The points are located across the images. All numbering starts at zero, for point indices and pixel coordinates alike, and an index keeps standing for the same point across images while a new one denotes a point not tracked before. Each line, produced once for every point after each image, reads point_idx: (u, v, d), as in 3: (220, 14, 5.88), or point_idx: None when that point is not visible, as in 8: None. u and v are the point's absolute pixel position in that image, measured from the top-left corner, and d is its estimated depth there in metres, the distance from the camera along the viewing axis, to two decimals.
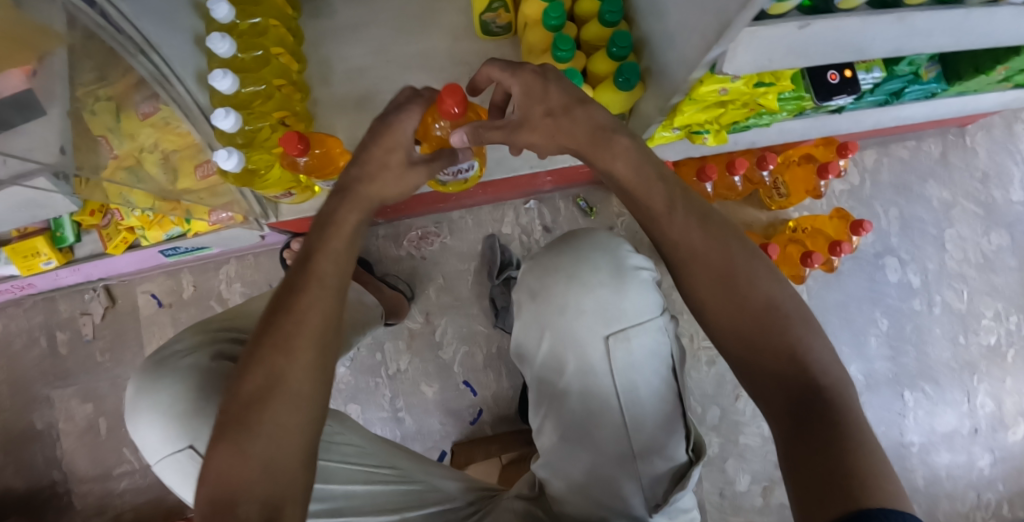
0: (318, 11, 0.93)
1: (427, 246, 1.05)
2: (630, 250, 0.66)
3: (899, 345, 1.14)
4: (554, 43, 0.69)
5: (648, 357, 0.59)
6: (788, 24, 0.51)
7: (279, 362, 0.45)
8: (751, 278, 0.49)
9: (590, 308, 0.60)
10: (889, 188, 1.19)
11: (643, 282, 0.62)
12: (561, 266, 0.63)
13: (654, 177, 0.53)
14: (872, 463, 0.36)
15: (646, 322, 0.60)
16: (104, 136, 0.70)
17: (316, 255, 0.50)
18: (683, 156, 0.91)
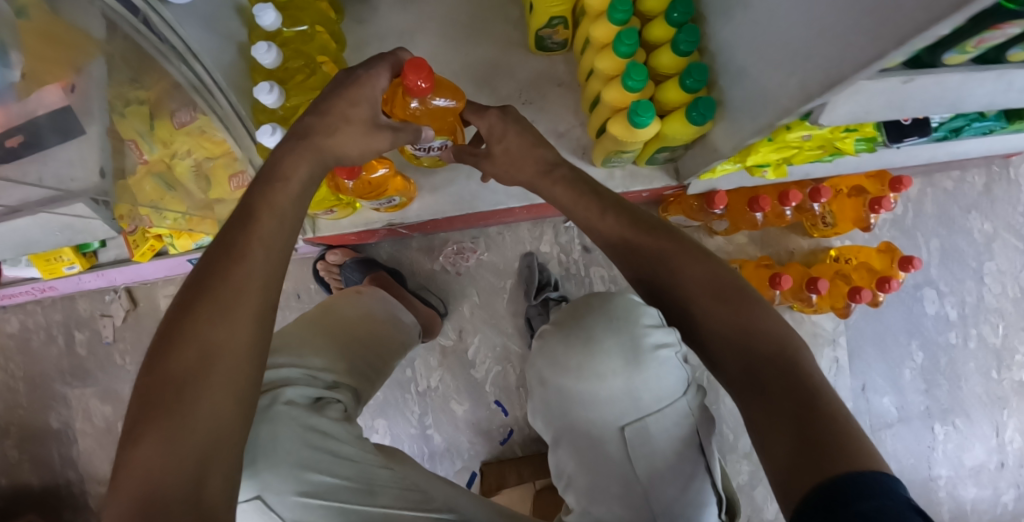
0: (361, 15, 0.89)
1: (463, 262, 1.02)
2: (648, 325, 0.61)
3: (932, 378, 1.13)
4: (626, 72, 0.65)
5: (668, 443, 0.58)
6: (891, 78, 0.49)
7: (219, 335, 0.42)
8: (681, 261, 0.55)
9: (602, 401, 0.59)
10: (931, 218, 1.16)
11: (660, 366, 0.59)
12: (571, 353, 0.62)
13: (588, 193, 0.61)
14: (843, 431, 0.39)
15: (664, 408, 0.58)
16: (132, 140, 0.65)
17: (257, 214, 0.48)
18: (736, 185, 0.88)
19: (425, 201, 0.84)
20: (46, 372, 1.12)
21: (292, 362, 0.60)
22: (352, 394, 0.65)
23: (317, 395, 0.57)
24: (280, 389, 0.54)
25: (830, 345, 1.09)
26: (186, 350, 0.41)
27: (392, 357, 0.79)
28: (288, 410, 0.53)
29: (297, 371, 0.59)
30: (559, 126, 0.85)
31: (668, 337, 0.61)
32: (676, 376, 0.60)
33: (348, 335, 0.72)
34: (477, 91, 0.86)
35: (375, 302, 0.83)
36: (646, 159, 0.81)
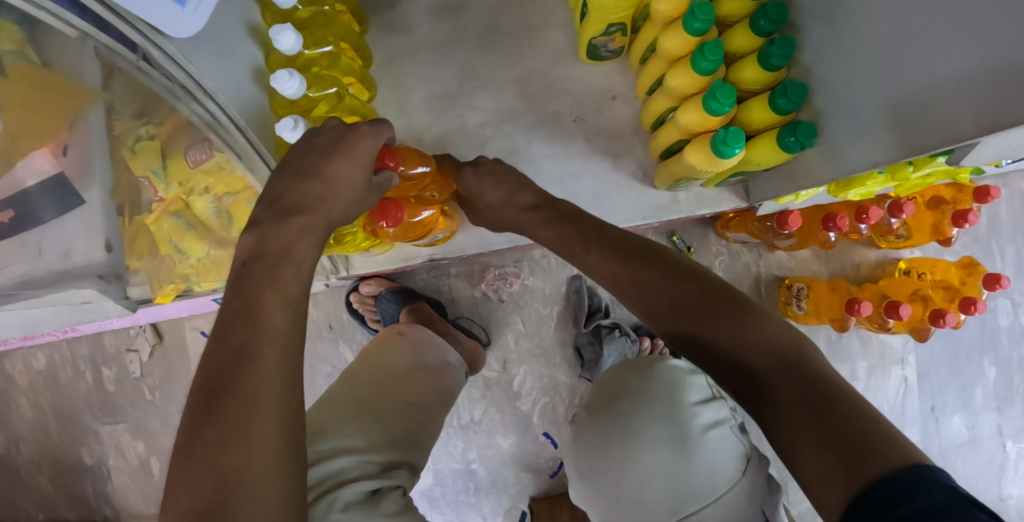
0: (390, 24, 0.80)
1: (506, 288, 0.95)
2: (695, 404, 0.56)
3: (1006, 395, 1.05)
4: (709, 92, 0.55)
5: None
6: None
7: (238, 464, 0.33)
8: (653, 284, 0.50)
9: (651, 495, 0.53)
10: (1009, 223, 1.05)
11: (711, 450, 0.53)
12: (609, 443, 0.57)
13: (561, 226, 0.58)
14: (884, 430, 0.34)
15: (725, 499, 0.51)
16: (145, 177, 0.57)
17: (263, 296, 0.40)
18: (811, 204, 0.79)
19: (468, 233, 0.77)
20: (73, 409, 1.08)
21: (339, 448, 0.54)
22: (407, 468, 0.57)
23: (374, 487, 0.50)
24: (335, 492, 0.47)
25: (898, 364, 1.01)
26: (195, 496, 0.33)
27: (442, 409, 0.71)
28: (346, 517, 0.45)
29: (348, 460, 0.52)
30: (618, 145, 0.75)
31: (718, 413, 0.57)
32: (732, 457, 0.53)
33: (393, 398, 0.65)
34: (522, 108, 0.77)
35: (419, 348, 0.76)
36: (715, 183, 0.72)
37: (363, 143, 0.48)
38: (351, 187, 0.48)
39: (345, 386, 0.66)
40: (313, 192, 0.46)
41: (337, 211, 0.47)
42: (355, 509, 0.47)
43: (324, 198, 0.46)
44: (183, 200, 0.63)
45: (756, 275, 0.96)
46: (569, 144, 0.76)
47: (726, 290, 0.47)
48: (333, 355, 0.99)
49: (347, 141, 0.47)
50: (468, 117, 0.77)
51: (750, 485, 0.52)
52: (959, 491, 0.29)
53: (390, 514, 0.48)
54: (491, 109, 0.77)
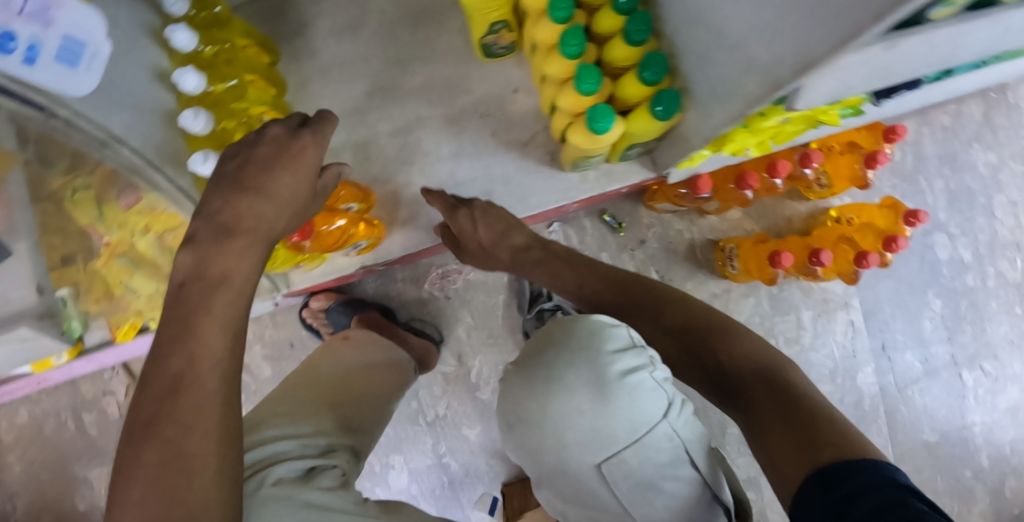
0: (298, 51, 0.84)
1: (451, 285, 0.99)
2: (612, 352, 0.64)
3: (955, 325, 1.08)
4: (577, 76, 0.59)
5: (649, 470, 0.60)
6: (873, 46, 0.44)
7: (186, 496, 0.35)
8: (660, 319, 0.65)
9: (572, 438, 0.63)
10: (933, 159, 1.08)
11: (627, 396, 0.61)
12: (536, 396, 0.65)
13: (559, 263, 0.74)
14: (835, 418, 0.42)
15: (640, 438, 0.61)
16: (89, 225, 0.65)
17: (197, 318, 0.39)
18: (720, 165, 0.81)
19: (395, 237, 0.81)
20: (60, 458, 1.11)
21: (283, 435, 0.57)
22: (347, 451, 0.62)
23: (310, 466, 0.54)
24: (268, 469, 0.51)
25: (843, 308, 1.04)
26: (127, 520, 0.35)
27: (387, 403, 0.76)
28: (277, 490, 0.49)
29: (284, 444, 0.55)
30: (522, 135, 0.79)
31: (637, 361, 0.64)
32: (650, 400, 0.62)
33: (338, 390, 0.70)
34: (430, 112, 0.81)
35: (368, 347, 0.81)
36: (618, 157, 0.75)
37: (308, 156, 0.46)
38: (286, 196, 0.45)
39: (288, 384, 0.69)
40: (253, 209, 0.43)
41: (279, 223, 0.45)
42: (288, 483, 0.51)
43: (263, 216, 0.43)
44: (127, 243, 0.70)
45: (690, 241, 0.99)
46: (479, 140, 0.80)
47: (716, 317, 0.61)
48: None
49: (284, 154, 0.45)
50: (380, 128, 0.82)
51: (667, 426, 0.62)
52: (897, 482, 0.34)
53: (327, 488, 0.52)
54: (401, 118, 0.81)
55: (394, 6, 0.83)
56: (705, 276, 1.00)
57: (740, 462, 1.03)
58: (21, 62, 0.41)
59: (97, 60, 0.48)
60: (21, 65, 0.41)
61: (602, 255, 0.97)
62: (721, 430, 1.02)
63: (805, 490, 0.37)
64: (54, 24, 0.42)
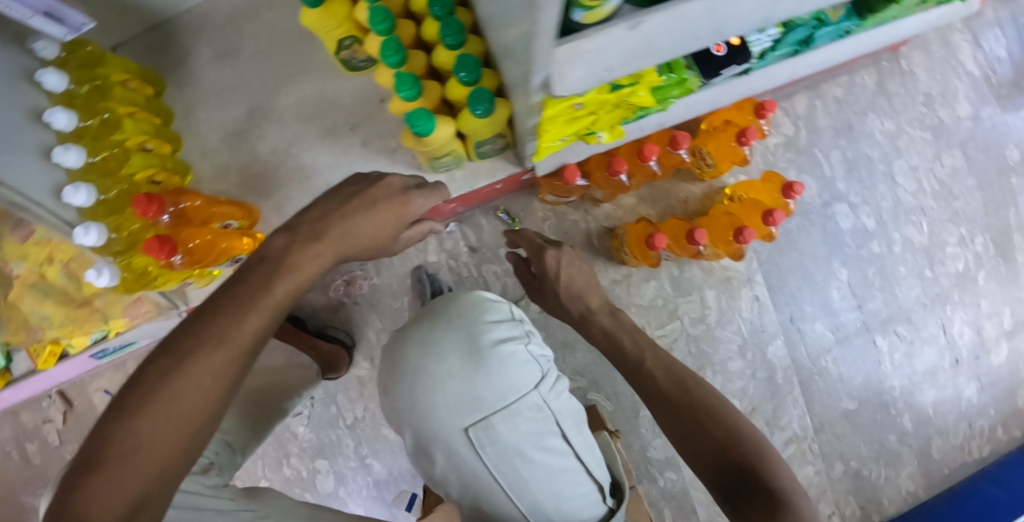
0: (181, 80, 0.89)
1: (357, 291, 1.02)
2: (491, 326, 0.72)
3: (864, 292, 1.09)
4: (396, 84, 0.63)
5: (517, 436, 0.67)
6: (617, 27, 0.44)
7: (123, 481, 0.30)
8: (664, 369, 0.64)
9: (445, 402, 0.69)
10: (828, 131, 1.10)
11: (496, 360, 0.69)
12: (414, 362, 0.71)
13: (618, 334, 0.72)
14: None
15: (509, 404, 0.68)
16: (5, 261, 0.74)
17: (254, 291, 0.38)
18: (587, 154, 0.83)
19: None
20: (10, 487, 1.15)
21: None
22: (225, 443, 0.70)
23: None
24: None
25: (746, 285, 1.05)
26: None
27: (280, 405, 0.85)
28: None
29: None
30: (391, 142, 0.83)
31: (512, 335, 0.73)
32: (520, 369, 0.70)
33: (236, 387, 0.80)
34: (305, 127, 0.85)
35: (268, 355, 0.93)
36: (477, 156, 0.78)
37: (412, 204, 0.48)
38: (379, 237, 0.46)
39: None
40: (344, 232, 0.43)
41: (360, 249, 0.45)
42: None
43: (348, 233, 0.43)
44: (38, 274, 0.79)
45: (586, 230, 1.01)
46: (351, 150, 0.84)
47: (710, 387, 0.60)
48: None
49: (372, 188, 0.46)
50: (260, 146, 0.86)
51: (536, 395, 0.69)
52: None
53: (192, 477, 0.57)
54: (279, 134, 0.86)
55: (268, 30, 0.88)
56: (604, 264, 1.02)
57: (657, 443, 1.04)
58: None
59: None
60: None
61: (499, 250, 1.00)
62: (635, 413, 1.03)
63: None
64: None
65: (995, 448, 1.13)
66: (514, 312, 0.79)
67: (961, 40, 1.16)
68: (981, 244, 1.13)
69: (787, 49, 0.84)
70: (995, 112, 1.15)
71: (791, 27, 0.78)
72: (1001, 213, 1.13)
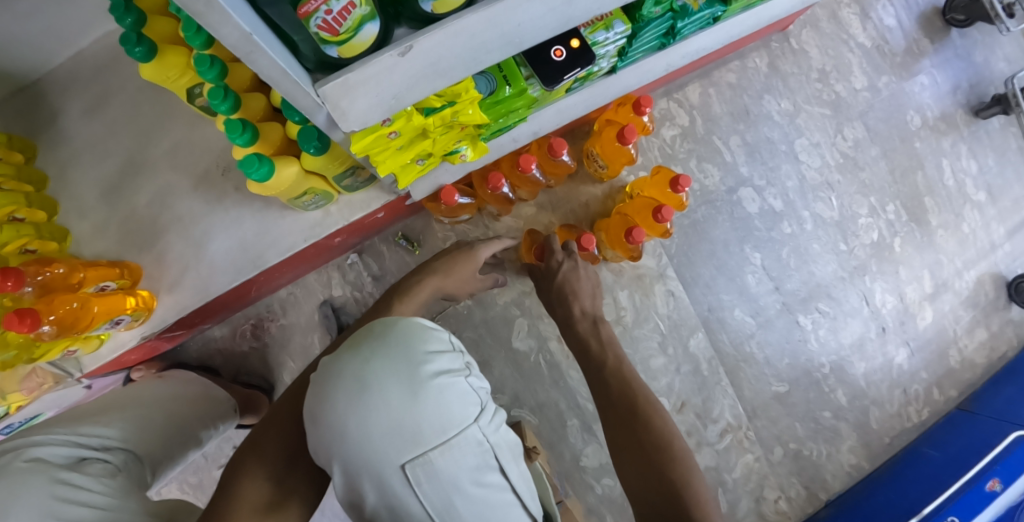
0: (54, 141, 0.88)
1: (266, 334, 1.01)
2: (429, 353, 0.60)
3: (780, 273, 1.09)
4: (228, 131, 0.62)
5: (462, 474, 0.55)
6: (387, 54, 0.44)
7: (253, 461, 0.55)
8: (619, 374, 0.69)
9: (380, 436, 0.54)
10: (724, 117, 1.10)
11: (440, 389, 0.57)
12: (341, 392, 0.55)
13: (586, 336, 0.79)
14: None
15: (450, 438, 0.55)
16: None
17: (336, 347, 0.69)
18: (464, 172, 0.83)
19: (166, 302, 0.84)
20: None
21: (63, 435, 0.64)
22: (131, 457, 0.69)
23: (79, 457, 0.63)
24: (29, 449, 0.59)
25: (659, 280, 1.05)
26: (247, 480, 0.53)
27: (193, 427, 0.82)
28: (29, 461, 0.57)
29: (59, 437, 0.63)
30: None
31: (450, 364, 0.61)
32: (460, 401, 0.58)
33: (146, 410, 0.77)
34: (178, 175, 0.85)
35: (184, 383, 0.89)
36: (343, 189, 0.77)
37: (478, 252, 0.86)
38: (463, 276, 0.84)
39: (82, 408, 0.75)
40: (437, 274, 0.80)
41: (453, 286, 0.84)
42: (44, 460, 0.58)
43: (442, 272, 0.81)
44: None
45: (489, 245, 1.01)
46: (226, 195, 0.84)
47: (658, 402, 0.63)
48: None
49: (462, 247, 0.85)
50: (136, 200, 0.85)
51: (478, 430, 0.58)
52: None
53: (90, 471, 0.61)
54: (155, 185, 0.85)
55: (135, 83, 0.88)
56: (512, 277, 1.02)
57: (589, 452, 1.03)
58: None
59: None
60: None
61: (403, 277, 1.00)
62: (561, 423, 1.02)
63: None
64: None
65: (934, 411, 1.11)
66: (453, 342, 0.68)
67: (850, 14, 1.15)
68: (893, 211, 1.12)
69: (650, 44, 0.84)
70: (892, 81, 1.15)
71: (643, 23, 0.77)
72: (909, 178, 1.14)
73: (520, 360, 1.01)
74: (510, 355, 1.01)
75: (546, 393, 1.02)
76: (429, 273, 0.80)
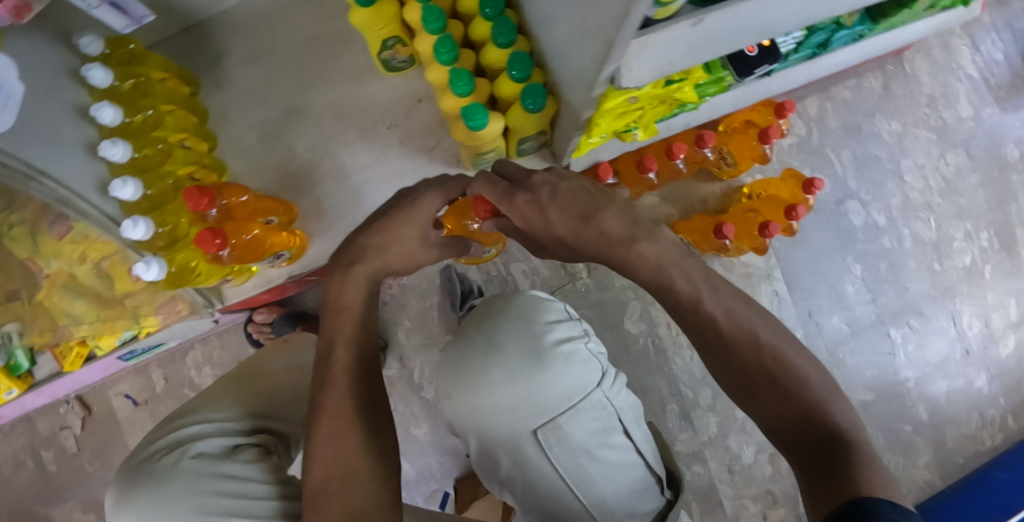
0: (217, 80, 0.90)
1: (387, 291, 1.03)
2: (547, 325, 0.75)
3: (877, 286, 1.13)
4: (451, 80, 0.65)
5: (585, 436, 0.68)
6: (680, 24, 0.49)
7: (339, 460, 0.45)
8: (728, 313, 0.44)
9: (513, 405, 0.70)
10: (837, 131, 1.15)
11: (560, 362, 0.70)
12: (480, 363, 0.74)
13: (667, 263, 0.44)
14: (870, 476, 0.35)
15: (575, 403, 0.69)
16: (31, 259, 0.74)
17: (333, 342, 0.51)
18: (620, 153, 0.87)
19: (318, 246, 0.86)
20: (21, 499, 1.11)
21: (211, 422, 0.64)
22: (280, 437, 0.68)
23: (233, 444, 0.62)
24: (190, 444, 0.59)
25: (765, 280, 1.09)
26: (334, 513, 0.43)
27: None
28: (193, 459, 0.57)
29: (214, 426, 0.64)
30: (428, 141, 0.86)
31: (567, 334, 0.75)
32: (583, 369, 0.71)
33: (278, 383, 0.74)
34: (342, 125, 0.87)
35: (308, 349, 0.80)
36: (516, 152, 0.80)
37: (422, 207, 0.51)
38: (404, 249, 0.52)
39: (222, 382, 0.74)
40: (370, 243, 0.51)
41: (401, 265, 0.54)
42: (204, 453, 0.59)
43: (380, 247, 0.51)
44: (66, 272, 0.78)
45: None
46: (389, 148, 0.87)
47: (805, 353, 0.44)
48: None
49: (398, 208, 0.52)
50: (297, 146, 0.87)
51: (600, 393, 0.70)
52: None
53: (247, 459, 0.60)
54: (316, 132, 0.87)
55: (301, 32, 0.90)
56: None
57: (684, 437, 1.06)
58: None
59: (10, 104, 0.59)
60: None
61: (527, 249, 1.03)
62: (661, 407, 1.05)
63: None
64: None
65: (1007, 437, 1.14)
66: (570, 312, 0.80)
67: (961, 45, 1.20)
68: (987, 239, 1.16)
69: (806, 53, 0.87)
70: (995, 113, 1.19)
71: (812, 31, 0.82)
72: (1003, 209, 1.17)
73: (629, 342, 1.05)
74: (620, 335, 1.05)
75: (648, 377, 1.06)
76: (350, 260, 0.51)
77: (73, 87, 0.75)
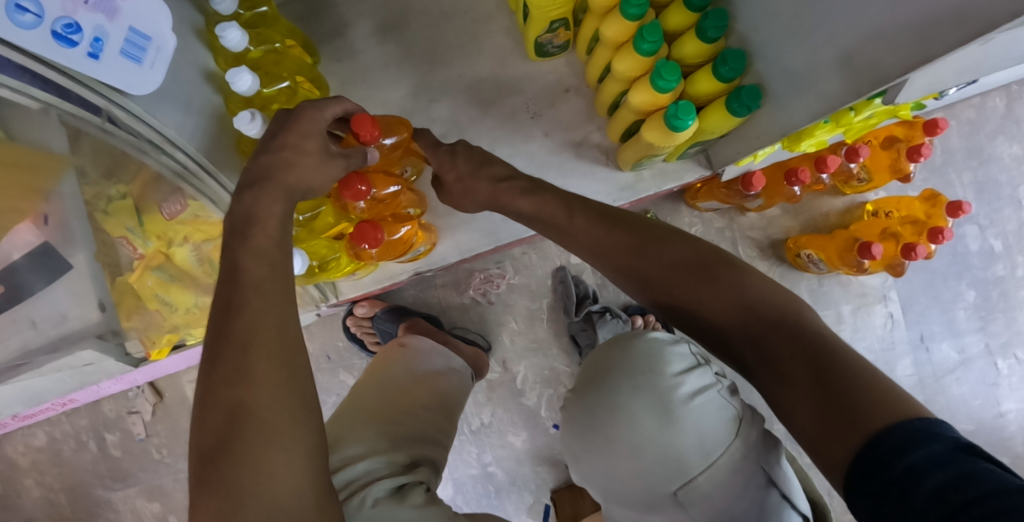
0: (340, 52, 0.81)
1: (493, 290, 0.97)
2: (677, 375, 0.58)
3: (987, 314, 1.09)
4: (655, 72, 0.58)
5: (733, 499, 0.52)
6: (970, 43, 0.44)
7: (240, 396, 0.34)
8: (607, 227, 0.51)
9: (646, 464, 0.56)
10: (960, 152, 1.11)
11: (697, 419, 0.55)
12: (598, 421, 0.60)
13: (544, 193, 0.55)
14: (883, 389, 0.33)
15: (716, 460, 0.53)
16: (122, 237, 0.58)
17: (243, 260, 0.40)
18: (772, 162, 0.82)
19: (448, 242, 0.79)
20: (81, 482, 1.04)
21: (363, 452, 0.54)
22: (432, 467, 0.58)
23: (400, 483, 0.50)
24: (364, 490, 0.48)
25: (881, 301, 1.06)
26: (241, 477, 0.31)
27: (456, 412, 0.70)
28: (377, 511, 0.46)
29: (373, 462, 0.53)
30: (575, 135, 0.80)
31: (702, 380, 0.59)
32: (720, 418, 0.55)
33: (404, 404, 0.64)
34: (480, 111, 0.80)
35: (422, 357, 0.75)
36: (677, 156, 0.75)
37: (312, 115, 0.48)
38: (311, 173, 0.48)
39: (354, 396, 0.67)
40: (263, 164, 0.45)
41: (316, 180, 0.48)
42: (385, 503, 0.47)
43: (274, 166, 0.45)
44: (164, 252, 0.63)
45: (731, 238, 1.03)
46: (532, 140, 0.80)
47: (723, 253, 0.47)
48: (334, 384, 0.98)
49: (298, 116, 0.47)
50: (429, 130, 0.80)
51: (742, 443, 0.54)
52: (968, 466, 0.27)
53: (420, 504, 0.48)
54: (449, 116, 0.80)
55: (436, 6, 0.82)
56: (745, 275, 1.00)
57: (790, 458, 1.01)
58: (86, 54, 0.43)
59: (161, 56, 0.51)
60: (86, 58, 0.43)
61: None
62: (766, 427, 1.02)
63: (854, 479, 0.31)
64: (116, 14, 0.45)
65: None
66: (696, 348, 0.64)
67: None
68: None
69: None
70: None
71: None
72: None
73: None
74: None
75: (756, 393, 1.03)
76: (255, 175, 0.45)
77: (200, 48, 0.68)
